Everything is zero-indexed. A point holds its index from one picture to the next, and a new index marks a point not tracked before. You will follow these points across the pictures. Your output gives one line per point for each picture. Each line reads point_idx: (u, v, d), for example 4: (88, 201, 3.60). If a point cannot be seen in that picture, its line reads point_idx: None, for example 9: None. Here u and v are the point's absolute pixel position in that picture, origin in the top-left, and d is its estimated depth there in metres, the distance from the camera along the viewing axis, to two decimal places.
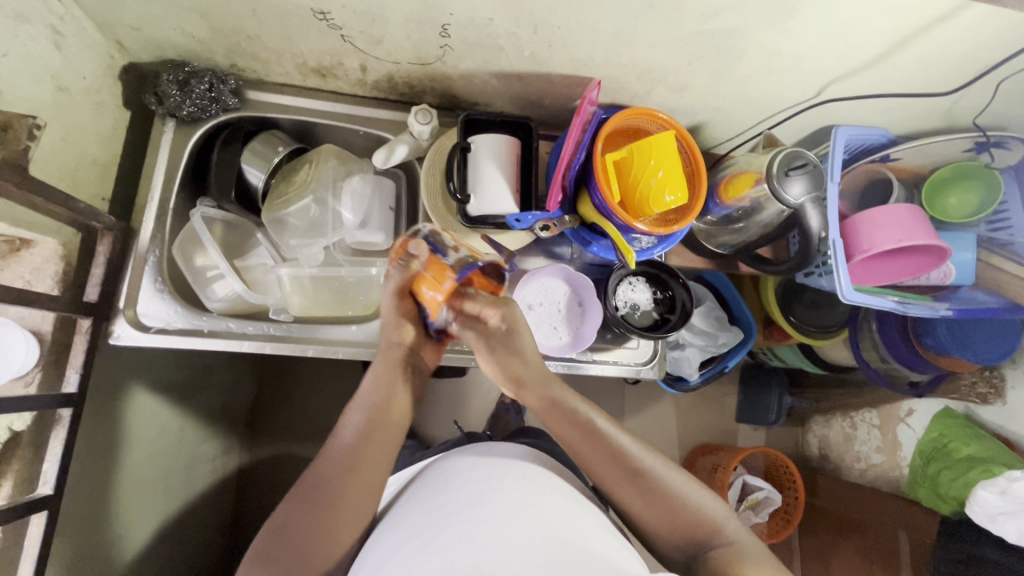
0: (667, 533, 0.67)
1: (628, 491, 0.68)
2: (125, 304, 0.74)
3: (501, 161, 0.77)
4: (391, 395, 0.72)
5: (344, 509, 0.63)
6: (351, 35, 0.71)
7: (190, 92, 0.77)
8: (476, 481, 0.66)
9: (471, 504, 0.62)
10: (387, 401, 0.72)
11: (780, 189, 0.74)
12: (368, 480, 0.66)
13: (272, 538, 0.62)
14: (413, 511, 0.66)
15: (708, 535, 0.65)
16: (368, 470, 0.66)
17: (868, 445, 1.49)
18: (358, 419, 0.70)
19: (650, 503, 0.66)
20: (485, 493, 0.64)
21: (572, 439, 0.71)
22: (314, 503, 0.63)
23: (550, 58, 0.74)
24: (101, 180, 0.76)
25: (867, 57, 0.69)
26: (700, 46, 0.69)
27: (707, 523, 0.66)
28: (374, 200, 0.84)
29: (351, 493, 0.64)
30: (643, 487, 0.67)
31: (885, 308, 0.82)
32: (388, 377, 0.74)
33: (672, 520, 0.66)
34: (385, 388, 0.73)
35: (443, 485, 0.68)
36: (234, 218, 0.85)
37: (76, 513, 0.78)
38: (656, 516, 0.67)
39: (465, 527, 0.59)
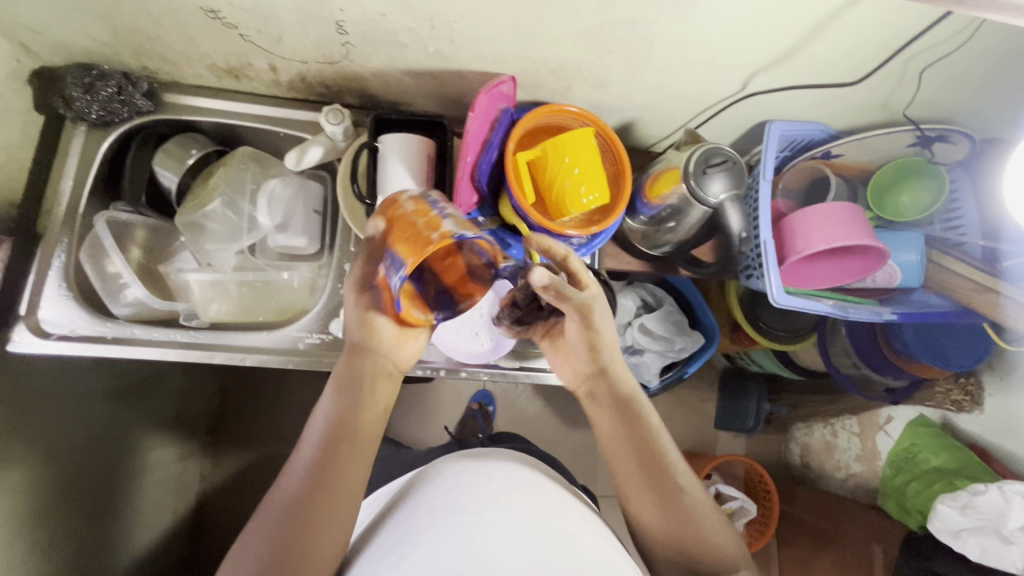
0: (668, 548, 0.71)
1: (639, 482, 0.71)
2: (26, 312, 0.72)
3: (408, 161, 0.73)
4: (357, 397, 0.67)
5: (321, 519, 0.59)
6: (249, 33, 0.69)
7: (96, 95, 0.76)
8: (459, 483, 0.66)
9: (462, 509, 0.62)
10: (350, 406, 0.66)
11: (697, 189, 0.70)
12: (347, 489, 0.62)
13: (245, 550, 0.58)
14: (400, 519, 0.65)
15: (710, 557, 0.68)
16: (341, 483, 0.61)
17: (848, 454, 1.45)
18: (319, 431, 0.64)
19: (659, 499, 0.70)
20: (466, 497, 0.63)
21: (606, 423, 0.75)
22: (286, 520, 0.58)
23: (456, 54, 0.71)
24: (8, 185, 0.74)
25: (783, 47, 0.65)
26: (605, 39, 0.66)
27: (710, 546, 0.69)
28: (296, 203, 0.82)
29: (327, 505, 0.60)
30: (658, 480, 0.70)
31: (823, 311, 0.77)
32: (357, 384, 0.67)
33: (677, 537, 0.70)
34: (348, 395, 0.67)
35: (422, 492, 0.68)
36: (156, 223, 0.83)
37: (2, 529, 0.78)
38: (658, 519, 0.70)
39: (452, 535, 0.58)
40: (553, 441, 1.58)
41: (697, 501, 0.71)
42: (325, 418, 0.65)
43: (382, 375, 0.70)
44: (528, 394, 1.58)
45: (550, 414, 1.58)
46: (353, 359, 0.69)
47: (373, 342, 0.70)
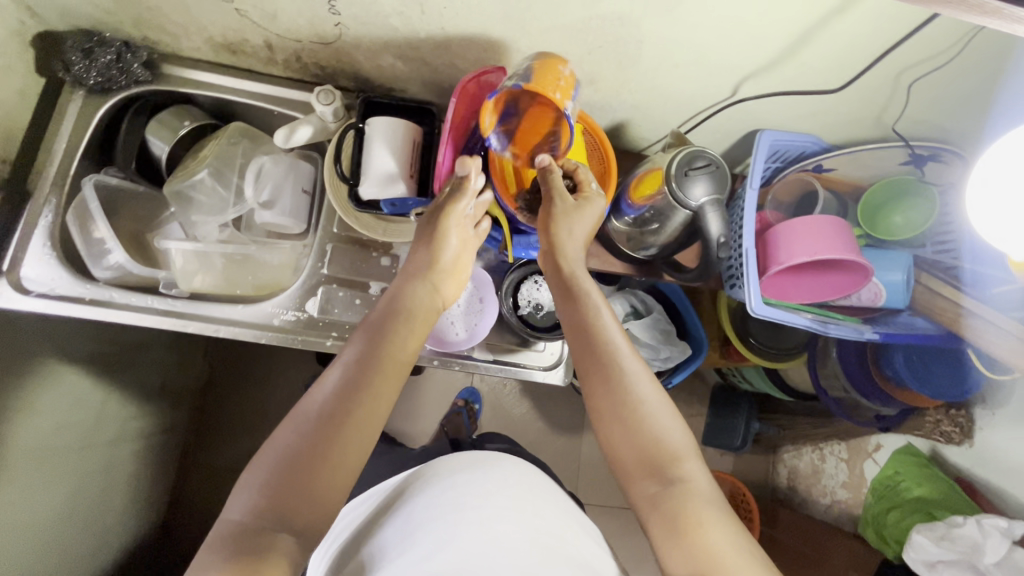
0: (624, 456, 0.61)
1: (596, 383, 0.64)
2: (9, 268, 0.73)
3: (394, 144, 0.73)
4: (403, 323, 0.66)
5: (340, 446, 0.54)
6: (245, 8, 0.70)
7: (94, 61, 0.76)
8: (461, 484, 0.67)
9: (457, 506, 0.64)
10: (397, 331, 0.64)
11: (678, 191, 0.69)
12: (372, 421, 0.57)
13: (251, 474, 0.52)
14: (397, 509, 0.67)
15: (668, 467, 0.59)
16: (375, 406, 0.58)
17: (835, 479, 1.42)
18: (355, 349, 0.61)
19: (611, 400, 0.62)
20: (468, 497, 0.65)
21: (570, 323, 0.68)
22: (309, 440, 0.54)
23: (447, 41, 0.71)
24: (3, 143, 0.75)
25: (773, 52, 0.64)
26: (594, 34, 0.66)
27: (669, 454, 0.59)
28: (286, 180, 0.83)
29: (351, 433, 0.55)
30: (611, 381, 0.63)
31: (802, 325, 0.76)
32: (407, 312, 0.66)
33: (630, 444, 0.61)
34: (388, 316, 0.65)
35: (415, 492, 0.69)
36: (146, 191, 0.85)
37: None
38: (612, 424, 0.62)
39: (444, 530, 0.61)
40: (535, 444, 1.57)
41: (660, 412, 0.62)
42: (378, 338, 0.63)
43: (429, 310, 0.69)
44: (514, 395, 1.57)
45: (535, 417, 1.57)
46: (410, 286, 0.70)
47: (432, 275, 0.71)
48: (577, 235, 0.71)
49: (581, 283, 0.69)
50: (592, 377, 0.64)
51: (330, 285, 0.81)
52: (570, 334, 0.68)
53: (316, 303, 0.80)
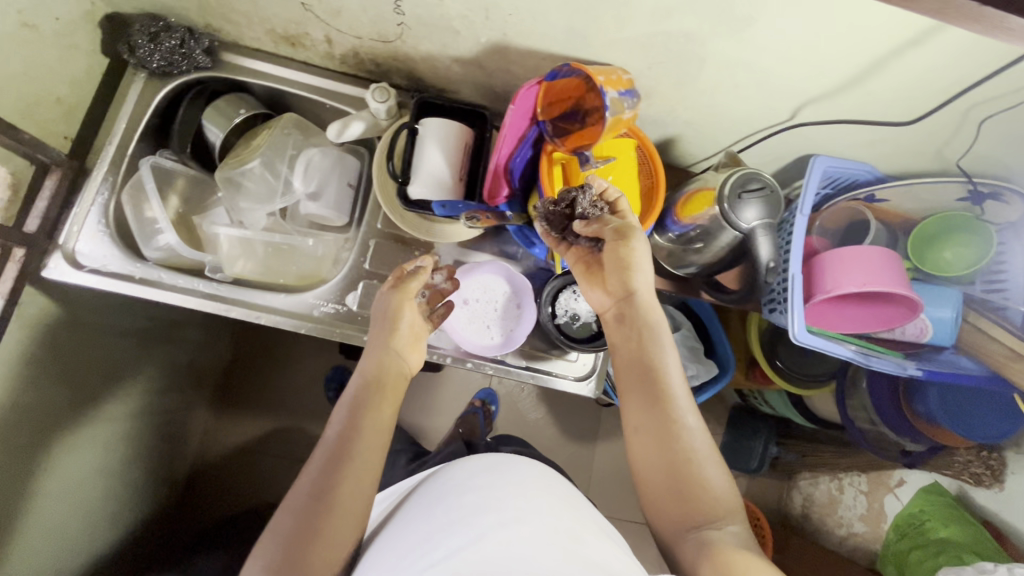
0: (662, 491, 0.61)
1: (642, 412, 0.64)
2: (64, 241, 0.75)
3: (446, 147, 0.74)
4: (375, 394, 0.67)
5: (329, 523, 0.58)
6: (310, 3, 0.71)
7: (159, 45, 0.78)
8: (489, 485, 0.63)
9: (473, 508, 0.60)
10: (368, 406, 0.66)
11: (730, 213, 0.69)
12: (357, 489, 0.60)
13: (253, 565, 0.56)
14: (417, 518, 0.64)
15: (706, 512, 0.58)
16: (354, 481, 0.60)
17: (852, 511, 1.39)
18: (334, 430, 0.64)
19: (657, 433, 0.62)
20: (492, 498, 0.61)
21: (622, 348, 0.67)
22: (293, 527, 0.57)
23: (506, 47, 0.71)
24: (65, 120, 0.77)
25: (839, 79, 0.63)
26: (657, 50, 0.65)
27: (710, 500, 0.59)
28: (332, 175, 0.85)
29: (337, 508, 0.58)
30: (660, 414, 0.62)
31: (844, 356, 0.75)
32: (381, 381, 0.69)
33: (670, 480, 0.61)
34: (362, 390, 0.67)
35: (438, 496, 0.65)
36: (197, 175, 0.87)
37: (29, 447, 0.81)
38: (654, 456, 0.62)
39: (463, 530, 0.57)
40: (549, 450, 1.56)
41: (704, 457, 0.61)
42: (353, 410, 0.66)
43: (399, 377, 0.70)
44: (531, 399, 1.57)
45: (551, 423, 1.57)
46: (377, 359, 0.70)
47: (394, 346, 0.71)
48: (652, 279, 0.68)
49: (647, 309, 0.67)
50: (638, 406, 0.64)
51: (371, 280, 0.82)
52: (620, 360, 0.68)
53: (356, 298, 0.81)
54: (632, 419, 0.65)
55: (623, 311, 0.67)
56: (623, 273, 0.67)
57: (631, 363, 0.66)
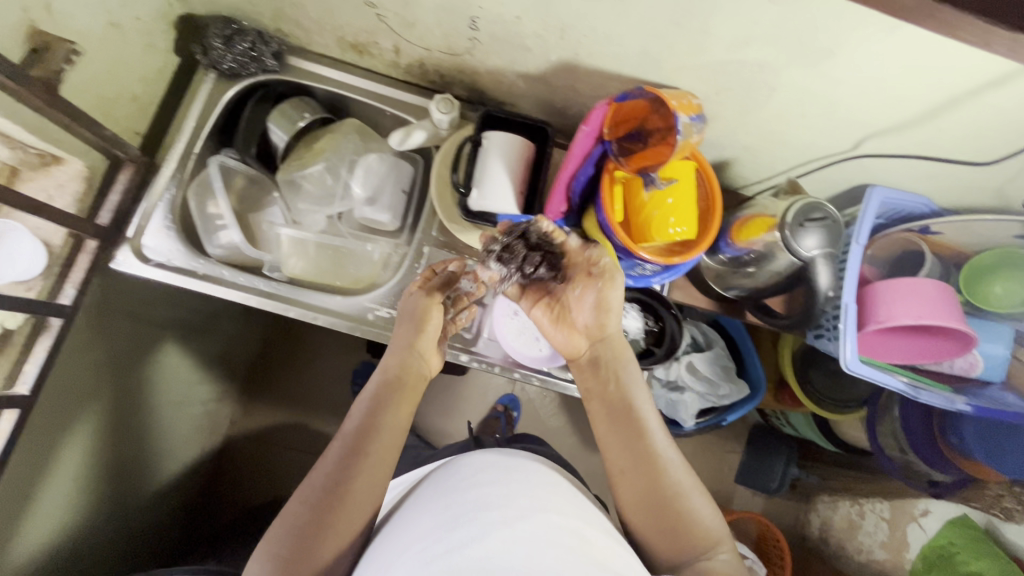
0: (645, 522, 0.63)
1: (620, 448, 0.66)
2: (133, 235, 0.77)
3: (509, 161, 0.75)
4: (393, 394, 0.68)
5: (341, 513, 0.59)
6: (386, 14, 0.72)
7: (232, 48, 0.79)
8: (497, 482, 0.61)
9: (484, 503, 0.58)
10: (388, 405, 0.67)
11: (792, 240, 0.69)
12: (370, 484, 0.61)
13: (267, 548, 0.58)
14: (420, 512, 0.61)
15: (695, 542, 0.61)
16: (370, 474, 0.61)
17: (872, 538, 1.38)
18: (353, 423, 0.65)
19: (637, 466, 0.64)
20: (497, 496, 0.59)
21: (596, 388, 0.71)
22: (307, 514, 0.58)
23: (575, 66, 0.72)
24: (138, 116, 0.79)
25: (909, 114, 0.64)
26: (728, 76, 0.66)
27: (697, 530, 0.61)
28: (387, 180, 0.86)
29: (352, 500, 0.60)
30: (639, 447, 0.65)
31: (894, 388, 0.75)
32: (395, 387, 0.69)
33: (654, 513, 0.63)
34: (382, 391, 0.68)
35: (446, 487, 0.62)
36: (255, 174, 0.87)
37: (73, 429, 0.84)
38: (635, 490, 0.64)
39: (476, 526, 0.54)
40: (570, 459, 1.57)
41: (689, 489, 0.63)
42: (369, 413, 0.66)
43: (417, 380, 0.71)
44: (554, 407, 1.58)
45: (571, 431, 1.56)
46: (395, 360, 0.71)
47: (417, 348, 0.72)
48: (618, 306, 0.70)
49: (617, 352, 0.71)
50: (614, 442, 0.67)
51: None
52: (595, 398, 0.71)
53: None
54: (615, 459, 0.67)
55: (600, 353, 0.72)
56: (598, 313, 0.70)
57: (614, 397, 0.69)
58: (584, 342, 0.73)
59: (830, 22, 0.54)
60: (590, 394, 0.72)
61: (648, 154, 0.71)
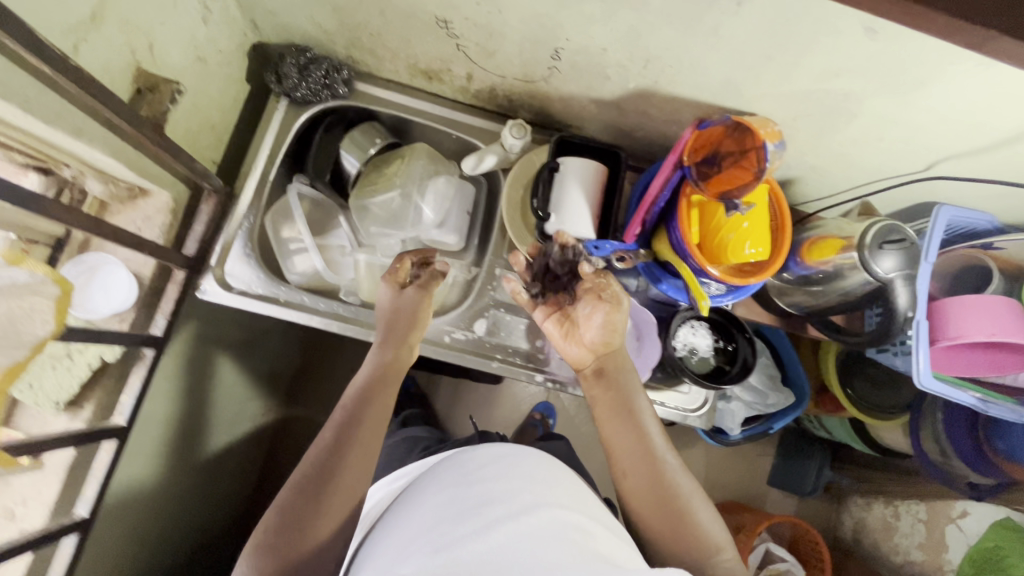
0: (653, 527, 0.63)
1: (625, 453, 0.66)
2: (215, 263, 0.78)
3: (586, 187, 0.77)
4: (378, 385, 0.66)
5: (333, 502, 0.56)
6: (466, 44, 0.73)
7: (307, 76, 0.81)
8: (497, 473, 0.56)
9: (486, 500, 0.52)
10: (373, 395, 0.65)
11: (870, 261, 0.71)
12: (357, 473, 0.58)
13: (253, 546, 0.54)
14: (423, 507, 0.55)
15: (700, 548, 0.61)
16: (355, 463, 0.59)
17: (910, 539, 1.40)
18: (338, 414, 0.63)
19: (644, 471, 0.64)
20: (500, 488, 0.53)
21: (598, 394, 0.70)
22: (296, 505, 0.55)
23: (652, 93, 0.74)
24: (216, 145, 0.81)
25: (989, 140, 0.66)
26: (809, 104, 0.68)
27: (702, 535, 0.61)
28: (455, 202, 0.87)
29: (342, 488, 0.57)
30: (645, 452, 0.65)
31: (965, 402, 0.77)
32: (383, 383, 0.66)
33: (661, 519, 0.62)
34: (367, 383, 0.66)
35: (450, 481, 0.57)
36: (323, 198, 0.89)
37: (156, 450, 0.85)
38: (643, 493, 0.63)
39: (475, 521, 0.49)
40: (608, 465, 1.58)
41: (693, 494, 0.63)
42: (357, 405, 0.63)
43: (397, 372, 0.69)
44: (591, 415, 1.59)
45: None
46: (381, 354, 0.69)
47: (402, 346, 0.70)
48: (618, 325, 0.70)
49: (618, 358, 0.71)
50: (620, 445, 0.67)
51: (498, 309, 0.86)
52: (598, 405, 0.70)
53: (484, 324, 0.85)
54: (620, 463, 0.66)
55: (605, 365, 0.71)
56: (604, 333, 0.70)
57: (617, 410, 0.68)
58: (590, 356, 0.72)
59: (927, 58, 0.56)
60: (594, 402, 0.71)
61: (726, 178, 0.72)
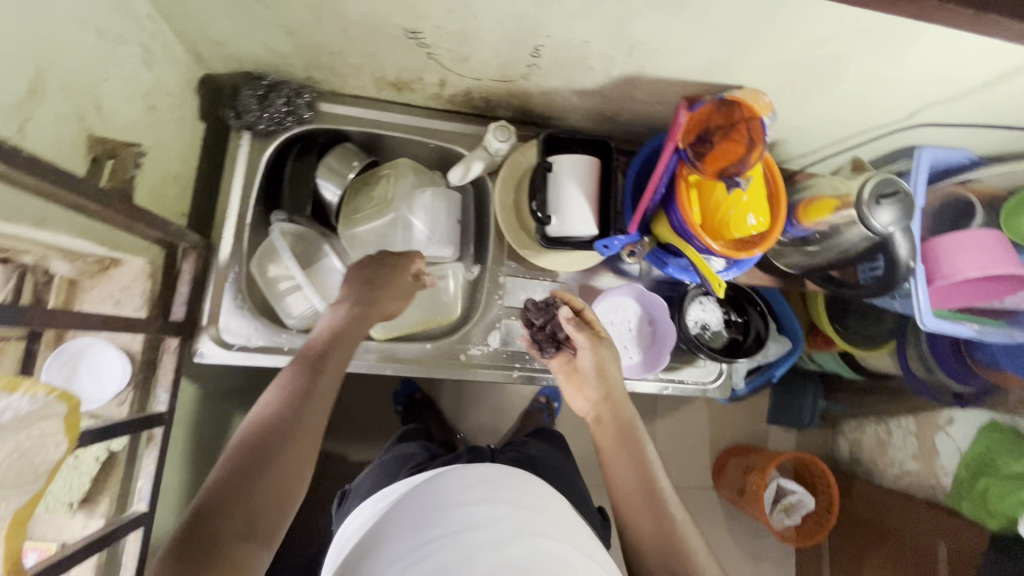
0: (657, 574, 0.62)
1: (634, 502, 0.66)
2: (209, 321, 0.74)
3: (584, 183, 0.75)
4: (340, 347, 0.67)
5: (292, 450, 0.56)
6: (437, 53, 0.69)
7: (268, 106, 0.75)
8: (475, 494, 0.54)
9: (469, 525, 0.51)
10: (335, 354, 0.66)
11: (868, 216, 0.72)
12: (316, 426, 0.59)
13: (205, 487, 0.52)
14: (398, 524, 0.54)
15: None
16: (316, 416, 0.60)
17: (902, 451, 1.37)
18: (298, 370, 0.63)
19: (653, 518, 0.64)
20: (482, 512, 0.52)
21: (608, 444, 0.71)
22: (257, 452, 0.54)
23: (637, 78, 0.72)
24: (181, 196, 0.75)
25: (972, 85, 0.67)
26: (797, 71, 0.67)
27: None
28: (445, 216, 0.83)
29: (301, 435, 0.57)
30: (653, 499, 0.66)
31: (966, 335, 0.82)
32: (337, 356, 0.66)
33: (666, 563, 0.61)
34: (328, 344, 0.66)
35: (425, 502, 0.55)
36: (304, 231, 0.83)
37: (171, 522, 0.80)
38: (650, 535, 0.64)
39: (453, 550, 0.48)
40: None
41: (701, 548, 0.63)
42: (295, 409, 0.58)
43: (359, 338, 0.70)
44: None
45: None
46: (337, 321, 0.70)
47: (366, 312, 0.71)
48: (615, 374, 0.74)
49: (623, 410, 0.73)
50: (629, 491, 0.67)
51: (509, 318, 0.85)
52: (607, 456, 0.71)
53: (498, 336, 0.84)
54: (626, 509, 0.67)
55: (604, 414, 0.73)
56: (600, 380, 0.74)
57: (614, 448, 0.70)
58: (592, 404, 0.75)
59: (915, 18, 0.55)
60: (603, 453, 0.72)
61: (724, 155, 0.70)
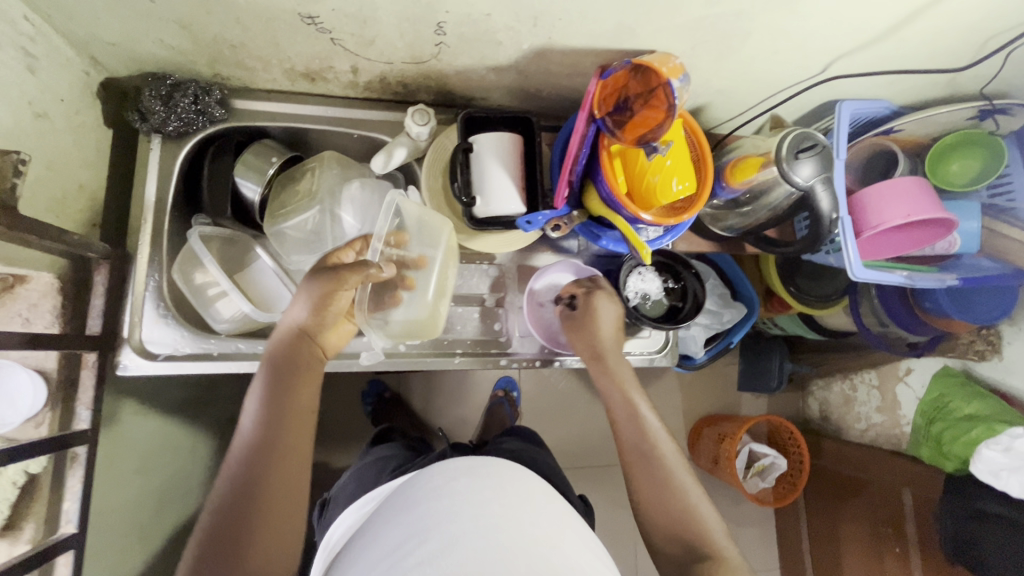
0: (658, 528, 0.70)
1: (638, 472, 0.73)
2: (130, 333, 0.71)
3: (505, 161, 0.74)
4: (295, 375, 0.65)
5: (265, 503, 0.58)
6: (341, 37, 0.67)
7: (174, 106, 0.72)
8: (456, 486, 0.54)
9: (448, 513, 0.50)
10: (293, 384, 0.65)
11: (789, 172, 0.73)
12: (285, 471, 0.61)
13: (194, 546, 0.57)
14: (385, 522, 0.53)
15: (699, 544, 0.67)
16: (285, 461, 0.61)
17: (867, 405, 1.40)
18: (256, 407, 0.63)
19: (654, 484, 0.71)
20: (464, 502, 0.52)
21: (618, 419, 0.77)
22: (237, 507, 0.57)
23: (549, 50, 0.71)
24: (90, 207, 0.72)
25: (877, 31, 0.67)
26: (705, 30, 0.67)
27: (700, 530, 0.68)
28: (376, 205, 0.83)
29: (277, 479, 0.60)
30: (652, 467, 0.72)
31: (897, 283, 0.83)
32: (296, 383, 0.65)
33: (667, 521, 0.70)
34: (282, 376, 0.65)
35: (407, 500, 0.55)
36: (232, 234, 0.82)
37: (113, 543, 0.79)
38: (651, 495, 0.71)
39: (436, 541, 0.47)
40: None
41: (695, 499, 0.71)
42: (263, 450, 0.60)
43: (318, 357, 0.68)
44: None
45: None
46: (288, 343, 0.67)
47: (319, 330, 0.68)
48: (609, 320, 0.78)
49: (622, 384, 0.77)
50: (634, 462, 0.74)
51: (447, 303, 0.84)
52: (616, 427, 0.77)
53: None
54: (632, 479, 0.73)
55: (598, 352, 0.78)
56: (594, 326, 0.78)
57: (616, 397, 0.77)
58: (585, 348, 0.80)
59: None
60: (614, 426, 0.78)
61: (641, 122, 0.69)
